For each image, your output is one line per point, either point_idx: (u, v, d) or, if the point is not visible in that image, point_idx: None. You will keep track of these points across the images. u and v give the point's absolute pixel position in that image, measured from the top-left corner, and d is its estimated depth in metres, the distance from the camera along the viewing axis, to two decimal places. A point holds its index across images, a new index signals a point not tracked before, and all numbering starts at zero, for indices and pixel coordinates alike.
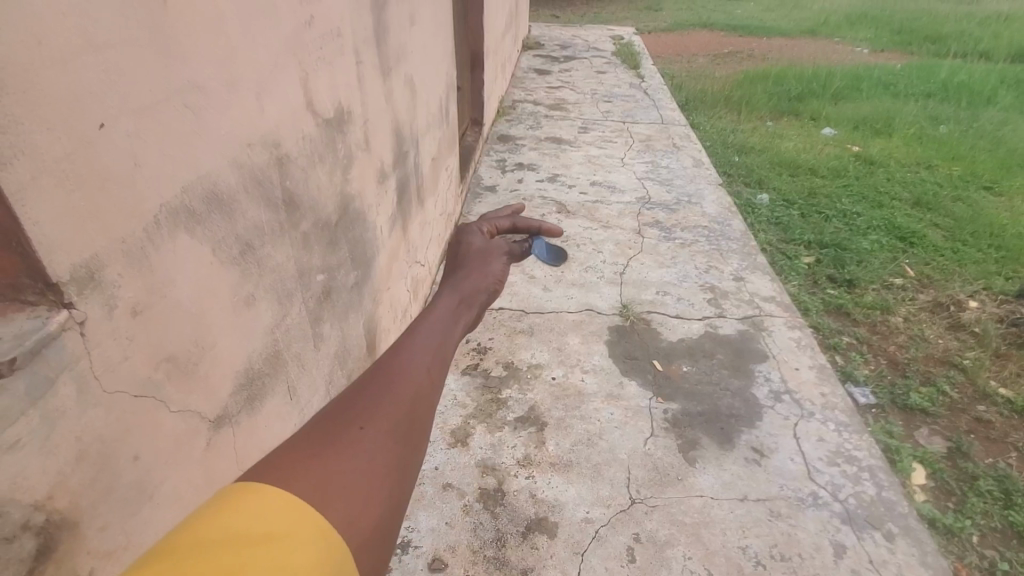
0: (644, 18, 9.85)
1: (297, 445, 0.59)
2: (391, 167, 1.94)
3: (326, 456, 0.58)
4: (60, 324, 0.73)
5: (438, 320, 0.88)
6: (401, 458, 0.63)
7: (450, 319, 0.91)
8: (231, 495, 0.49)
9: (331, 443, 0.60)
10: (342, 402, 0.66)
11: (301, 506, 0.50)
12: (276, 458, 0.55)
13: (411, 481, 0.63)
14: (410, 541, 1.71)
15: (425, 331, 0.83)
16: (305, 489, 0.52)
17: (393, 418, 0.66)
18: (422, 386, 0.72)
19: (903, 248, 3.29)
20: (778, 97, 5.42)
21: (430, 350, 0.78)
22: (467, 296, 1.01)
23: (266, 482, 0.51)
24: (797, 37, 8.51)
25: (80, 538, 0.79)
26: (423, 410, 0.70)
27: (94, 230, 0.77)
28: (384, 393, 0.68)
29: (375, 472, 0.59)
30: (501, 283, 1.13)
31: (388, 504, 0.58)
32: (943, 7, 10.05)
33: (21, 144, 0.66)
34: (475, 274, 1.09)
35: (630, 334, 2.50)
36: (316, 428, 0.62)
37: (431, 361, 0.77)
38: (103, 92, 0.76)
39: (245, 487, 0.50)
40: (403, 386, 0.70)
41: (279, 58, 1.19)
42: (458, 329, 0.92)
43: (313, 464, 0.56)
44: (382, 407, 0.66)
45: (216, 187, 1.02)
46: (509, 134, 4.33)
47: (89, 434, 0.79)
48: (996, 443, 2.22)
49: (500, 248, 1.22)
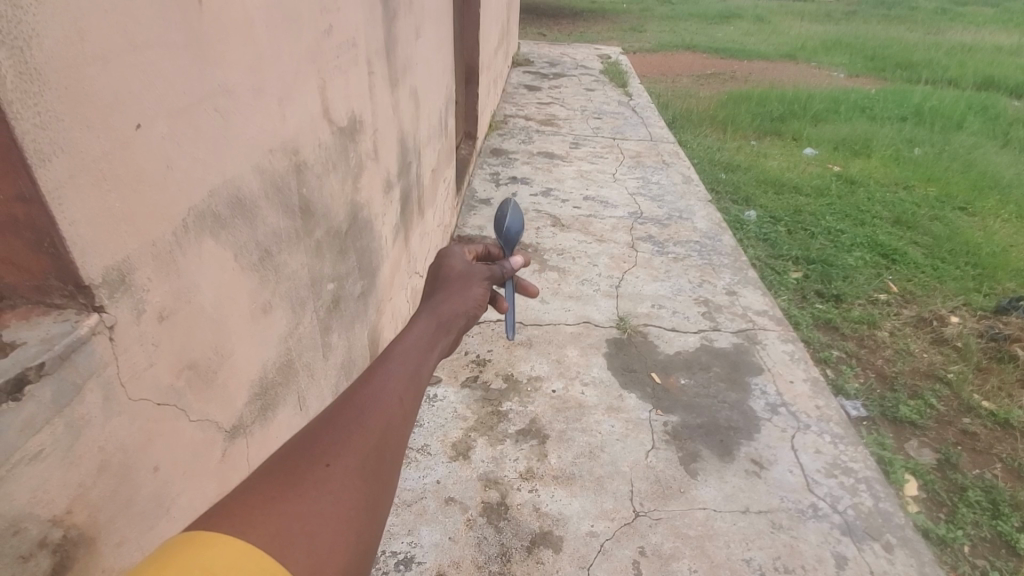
0: (629, 39, 10.10)
1: (258, 484, 0.57)
2: (396, 177, 1.94)
3: (289, 496, 0.56)
4: (91, 327, 0.70)
5: (414, 344, 0.85)
6: (370, 497, 0.61)
7: (428, 343, 0.88)
8: (181, 545, 0.47)
9: (294, 483, 0.58)
10: (307, 436, 0.64)
11: (258, 556, 0.48)
12: (233, 501, 0.53)
13: (380, 522, 0.61)
14: (414, 557, 1.67)
15: (399, 357, 0.80)
16: (262, 538, 0.50)
17: (360, 455, 0.63)
18: (395, 418, 0.69)
19: (886, 264, 3.38)
20: (760, 117, 5.58)
21: (402, 378, 0.76)
22: (447, 318, 0.96)
23: (218, 529, 0.49)
24: (776, 60, 8.79)
25: (98, 555, 0.74)
26: (394, 444, 0.67)
27: (127, 232, 0.75)
28: (352, 426, 0.66)
29: (341, 514, 0.58)
30: (480, 306, 1.07)
31: (353, 550, 0.56)
32: (912, 35, 10.53)
33: (60, 142, 0.64)
34: (455, 294, 1.04)
35: (628, 346, 2.52)
36: (279, 465, 0.60)
37: (404, 390, 0.74)
38: (140, 93, 0.75)
39: (197, 537, 0.48)
40: (374, 420, 0.67)
41: (300, 65, 1.18)
42: (435, 353, 0.88)
43: (274, 508, 0.54)
44: (351, 442, 0.64)
45: (239, 193, 1.01)
46: (501, 148, 4.37)
47: (112, 444, 0.75)
48: (982, 454, 2.28)
49: (481, 271, 1.15)
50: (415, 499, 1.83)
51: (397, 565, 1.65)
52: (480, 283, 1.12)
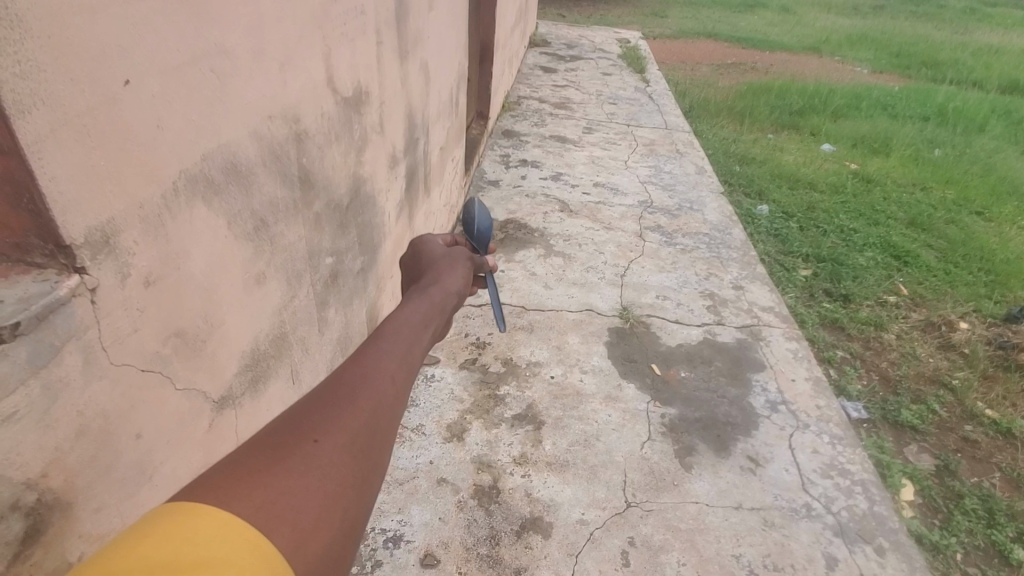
0: (650, 24, 9.91)
1: (243, 459, 0.54)
2: (402, 152, 1.90)
3: (273, 471, 0.53)
4: (71, 289, 0.69)
5: (406, 323, 0.82)
6: (358, 475, 0.59)
7: (421, 323, 0.86)
8: (165, 518, 0.46)
9: (280, 458, 0.55)
10: (297, 411, 0.62)
11: (242, 527, 0.47)
12: (218, 474, 0.51)
13: (368, 501, 0.59)
14: (403, 535, 1.67)
15: (392, 337, 0.78)
16: (246, 512, 0.48)
17: (350, 431, 0.61)
18: (385, 398, 0.67)
19: (898, 266, 3.32)
20: (779, 110, 5.47)
21: (395, 357, 0.73)
22: (439, 299, 0.94)
23: (201, 499, 0.48)
24: (799, 53, 8.60)
25: (74, 520, 0.73)
26: (385, 423, 0.65)
27: (112, 192, 0.73)
28: (343, 403, 0.63)
29: (328, 491, 0.55)
30: (467, 287, 1.06)
31: (339, 529, 0.54)
32: (940, 34, 10.24)
33: (40, 93, 0.62)
34: (445, 277, 1.02)
35: (629, 336, 2.49)
36: (266, 440, 0.57)
37: (397, 369, 0.72)
38: (130, 47, 0.72)
39: (180, 508, 0.47)
40: (364, 397, 0.65)
41: (304, 30, 1.15)
42: (429, 333, 0.86)
43: (260, 481, 0.51)
44: (341, 418, 0.62)
45: (235, 158, 0.98)
46: (513, 129, 4.31)
47: (92, 409, 0.74)
48: (981, 463, 2.24)
49: (463, 256, 1.13)
50: (407, 478, 1.83)
51: (386, 542, 1.65)
52: (464, 264, 1.11)
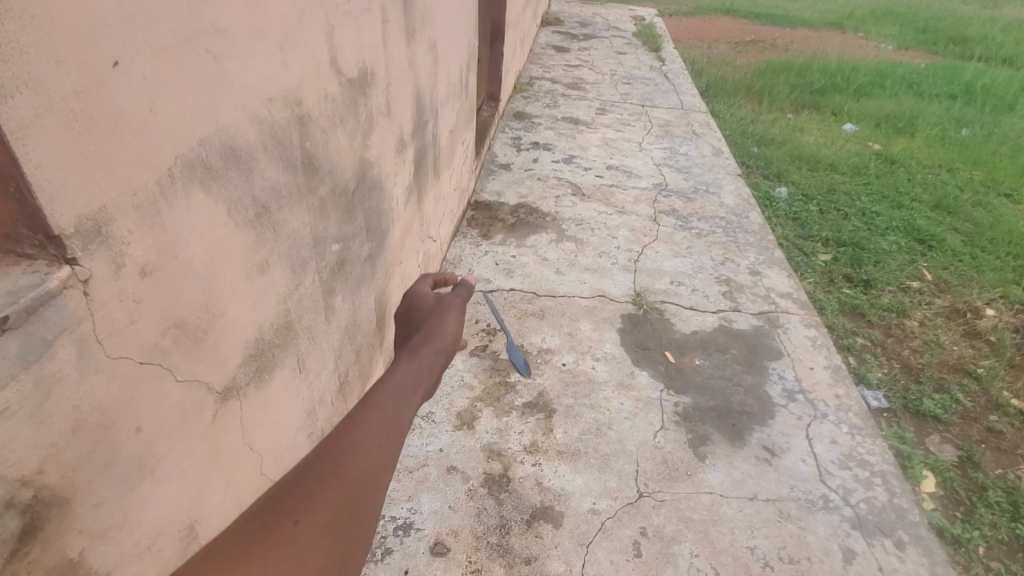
0: (666, 1, 9.64)
1: (227, 556, 0.59)
2: (410, 136, 1.85)
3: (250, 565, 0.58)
4: (61, 281, 0.67)
5: (397, 383, 0.85)
6: (335, 553, 0.62)
7: (413, 378, 0.88)
8: None
9: (259, 548, 0.60)
10: (282, 491, 0.66)
11: None
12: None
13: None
14: (413, 523, 1.67)
15: (381, 399, 0.81)
16: None
17: (330, 510, 0.65)
18: (367, 470, 0.70)
19: (922, 250, 3.22)
20: (800, 89, 5.30)
21: (381, 422, 0.76)
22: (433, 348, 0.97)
23: None
24: (821, 30, 8.32)
25: (72, 515, 0.72)
26: (367, 496, 0.68)
27: (104, 180, 0.70)
28: (323, 481, 0.67)
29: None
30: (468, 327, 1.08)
31: None
32: (970, 8, 9.82)
33: (25, 76, 0.58)
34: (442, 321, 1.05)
35: (643, 323, 2.44)
36: (249, 527, 0.62)
37: (381, 435, 0.74)
38: (119, 26, 0.68)
39: None
40: (344, 474, 0.68)
41: (305, 8, 1.10)
42: (420, 387, 0.88)
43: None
44: (321, 496, 0.65)
45: (234, 143, 0.94)
46: (524, 111, 4.22)
47: (88, 403, 0.72)
48: (1006, 454, 2.17)
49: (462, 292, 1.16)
50: (417, 466, 1.82)
51: (396, 530, 1.65)
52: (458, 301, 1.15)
